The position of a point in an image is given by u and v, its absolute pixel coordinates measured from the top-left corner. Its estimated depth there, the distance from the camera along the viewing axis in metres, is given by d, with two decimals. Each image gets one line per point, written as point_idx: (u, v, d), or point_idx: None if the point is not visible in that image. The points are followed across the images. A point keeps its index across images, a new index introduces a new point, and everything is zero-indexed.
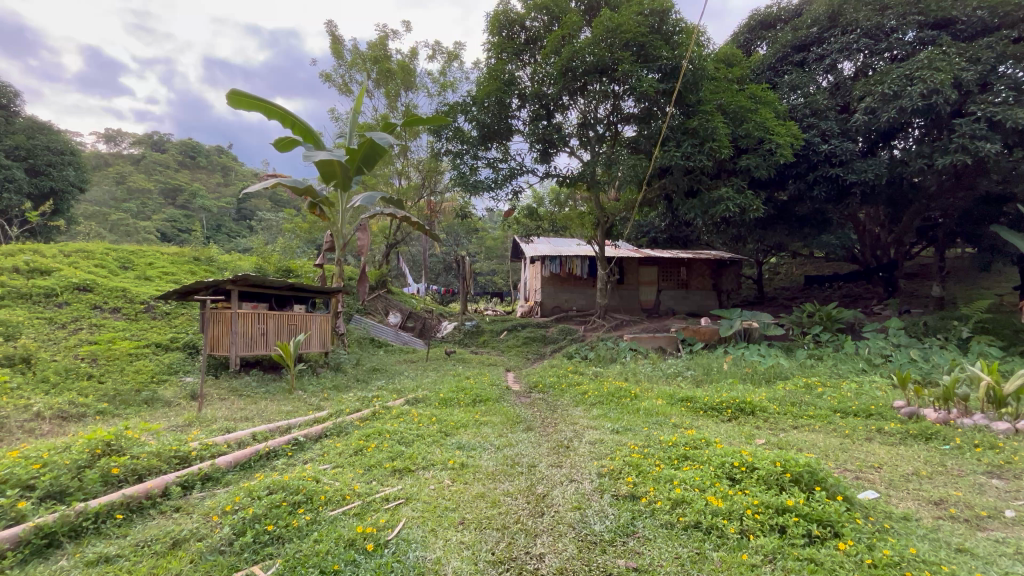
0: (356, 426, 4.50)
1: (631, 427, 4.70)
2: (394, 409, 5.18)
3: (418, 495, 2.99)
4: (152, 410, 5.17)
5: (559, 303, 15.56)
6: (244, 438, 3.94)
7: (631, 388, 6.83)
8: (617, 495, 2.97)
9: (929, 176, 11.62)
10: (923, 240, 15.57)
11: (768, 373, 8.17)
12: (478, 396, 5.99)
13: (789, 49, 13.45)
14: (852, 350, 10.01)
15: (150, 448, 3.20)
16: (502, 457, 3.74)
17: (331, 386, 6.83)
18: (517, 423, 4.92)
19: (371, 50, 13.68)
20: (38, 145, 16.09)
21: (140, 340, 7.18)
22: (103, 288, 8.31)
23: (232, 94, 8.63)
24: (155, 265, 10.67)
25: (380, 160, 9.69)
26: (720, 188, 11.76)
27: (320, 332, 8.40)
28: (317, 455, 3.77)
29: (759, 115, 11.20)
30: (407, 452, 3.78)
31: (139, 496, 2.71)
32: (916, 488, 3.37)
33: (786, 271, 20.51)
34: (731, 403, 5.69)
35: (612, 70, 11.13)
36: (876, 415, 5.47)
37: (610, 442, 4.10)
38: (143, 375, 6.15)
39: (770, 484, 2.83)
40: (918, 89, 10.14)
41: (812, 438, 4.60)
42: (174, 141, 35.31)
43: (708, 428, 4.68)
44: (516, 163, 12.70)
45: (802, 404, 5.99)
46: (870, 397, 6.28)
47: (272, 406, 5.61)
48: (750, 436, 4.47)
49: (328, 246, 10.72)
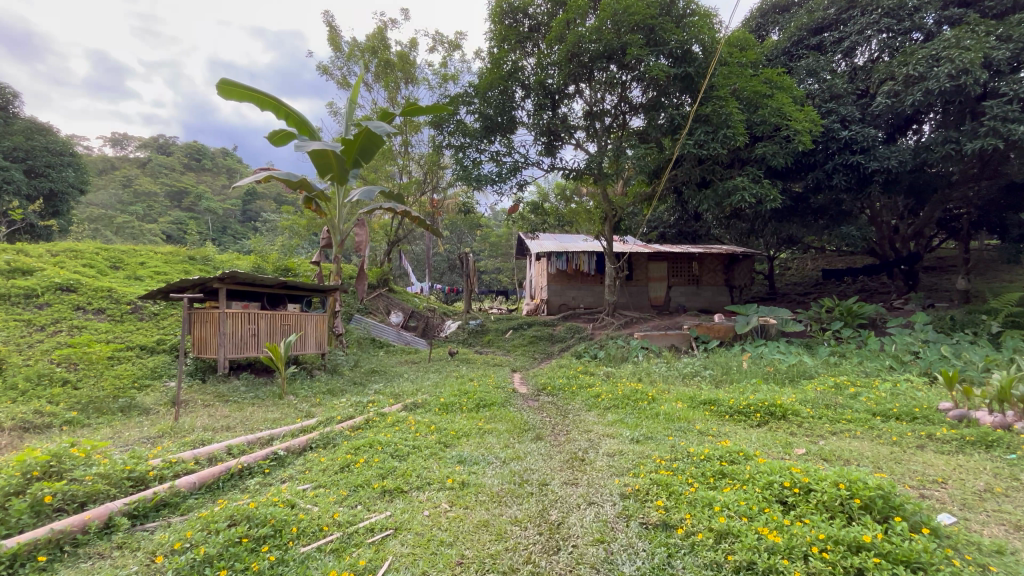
0: (346, 437, 4.03)
1: (652, 435, 4.20)
2: (389, 416, 4.71)
3: (409, 525, 2.52)
4: (127, 419, 4.74)
5: (566, 300, 15.05)
6: (216, 452, 3.48)
7: (648, 389, 6.32)
8: (646, 524, 2.50)
9: (956, 163, 11.03)
10: (945, 231, 14.91)
11: (791, 372, 7.65)
12: (482, 400, 5.51)
13: (804, 32, 12.89)
14: (877, 347, 9.44)
15: (97, 469, 2.74)
16: (508, 474, 3.26)
17: (324, 390, 6.39)
18: (524, 431, 4.43)
19: (369, 41, 13.22)
20: (37, 145, 15.79)
21: (123, 342, 6.77)
22: (87, 288, 7.92)
23: (223, 84, 8.24)
24: (146, 265, 10.28)
25: (378, 152, 9.25)
26: (735, 178, 11.20)
27: (316, 333, 7.94)
28: (299, 472, 3.32)
29: (775, 100, 10.62)
30: (401, 467, 3.31)
31: (72, 533, 2.26)
32: (997, 509, 2.86)
33: (799, 266, 19.88)
34: (760, 407, 5.16)
35: (620, 55, 10.61)
36: (921, 419, 4.95)
37: (631, 455, 3.59)
38: (123, 381, 5.74)
39: (832, 511, 2.35)
40: (946, 69, 9.61)
41: (856, 446, 4.09)
42: (179, 144, 35.08)
43: (739, 436, 4.18)
44: (520, 156, 12.21)
45: (837, 407, 5.46)
46: (909, 398, 5.76)
47: (258, 413, 5.16)
48: (787, 445, 3.98)
49: (326, 243, 10.26)
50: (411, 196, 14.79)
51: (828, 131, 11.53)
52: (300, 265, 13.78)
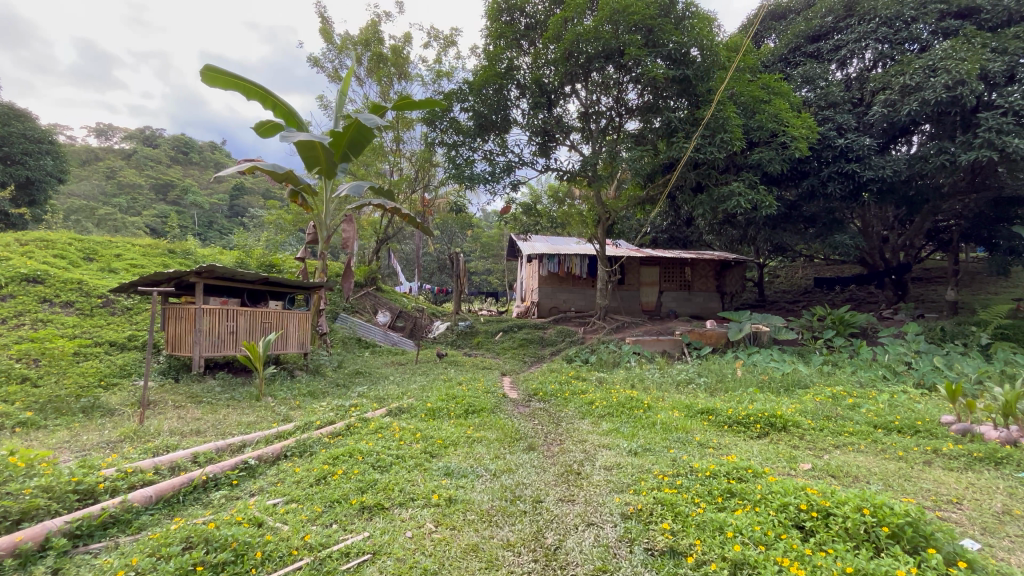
0: (324, 445, 3.75)
1: (651, 447, 3.97)
2: (372, 421, 4.43)
3: (389, 549, 2.26)
4: (88, 421, 4.40)
5: (557, 303, 14.83)
6: (179, 460, 3.17)
7: (643, 397, 6.12)
8: (652, 551, 2.27)
9: (949, 174, 11.03)
10: (935, 242, 14.99)
11: (786, 381, 7.50)
12: (471, 405, 5.26)
13: (801, 39, 12.87)
14: (870, 357, 9.37)
15: (37, 481, 2.43)
16: (498, 488, 3.01)
17: (305, 392, 6.08)
18: (515, 441, 4.17)
19: (362, 33, 12.92)
20: (14, 131, 15.19)
21: (91, 338, 6.40)
22: (56, 280, 7.51)
23: (208, 71, 7.91)
24: (122, 257, 9.84)
25: (368, 146, 8.95)
26: (730, 183, 11.07)
27: (298, 332, 7.61)
28: (271, 484, 3.03)
29: (772, 106, 10.54)
30: (383, 481, 3.04)
31: (1, 555, 1.94)
32: (1021, 535, 2.67)
33: (790, 274, 19.90)
34: (760, 417, 4.98)
35: (618, 56, 10.43)
36: (924, 432, 4.81)
37: (630, 469, 3.36)
38: (89, 379, 5.39)
39: (857, 539, 2.15)
40: (943, 80, 9.60)
41: (863, 462, 3.91)
42: (166, 136, 34.30)
43: (741, 449, 3.98)
44: (514, 155, 12.01)
45: (836, 418, 5.30)
46: (909, 410, 5.62)
47: (233, 416, 4.84)
48: (792, 459, 3.79)
49: (311, 239, 9.90)
50: (402, 194, 14.47)
51: (824, 139, 11.48)
52: (286, 262, 13.40)
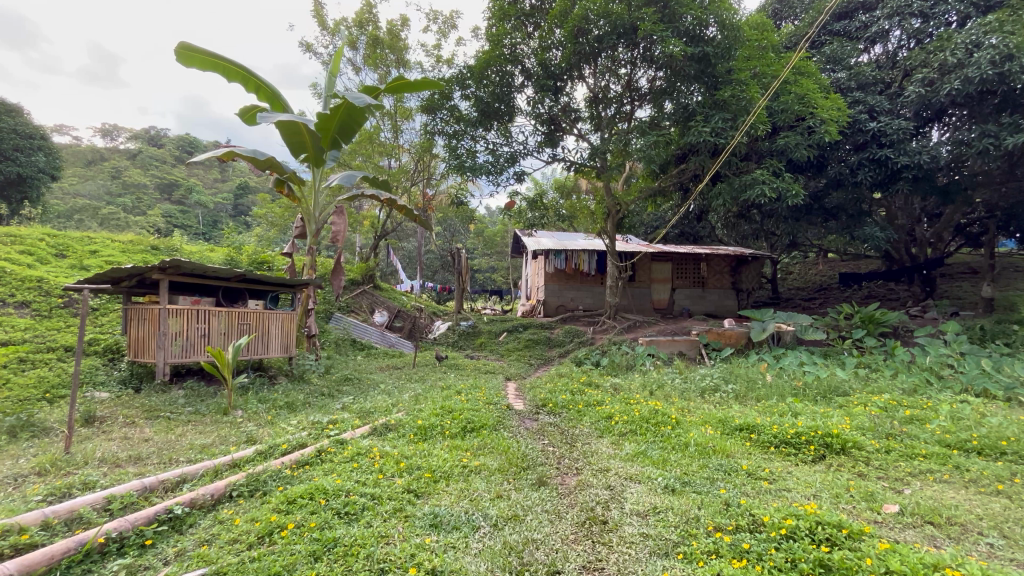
0: (282, 483, 2.97)
1: (690, 480, 3.18)
2: (349, 446, 3.66)
3: None
4: (8, 445, 3.68)
5: (564, 302, 14.04)
6: (81, 509, 2.42)
7: (668, 408, 5.31)
8: None
9: (991, 160, 10.10)
10: (969, 235, 13.97)
11: (822, 388, 6.69)
12: (470, 422, 4.50)
13: (829, 17, 12.01)
14: (909, 360, 8.49)
15: None
16: (501, 555, 2.22)
17: (281, 405, 5.31)
18: (522, 472, 3.37)
19: (359, 16, 12.20)
20: (4, 126, 14.47)
21: (43, 342, 5.69)
22: (12, 279, 6.83)
23: (183, 50, 7.17)
24: (98, 253, 9.13)
25: (359, 129, 8.13)
26: (753, 170, 10.14)
27: (280, 334, 6.90)
28: (197, 547, 2.27)
29: (799, 87, 9.54)
30: (346, 541, 2.26)
31: None
32: None
33: (807, 271, 18.99)
34: (814, 437, 4.16)
35: (631, 34, 9.58)
36: (1011, 457, 3.98)
37: (675, 518, 2.57)
38: (29, 391, 4.70)
39: None
40: (989, 54, 8.65)
41: (963, 503, 3.07)
42: (172, 137, 33.68)
43: (801, 482, 3.23)
44: (517, 145, 11.21)
45: (900, 438, 4.47)
46: (981, 426, 4.78)
47: (189, 436, 4.12)
48: (874, 498, 3.00)
49: (299, 232, 9.07)
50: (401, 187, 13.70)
51: (855, 122, 10.54)
52: (278, 259, 12.70)
